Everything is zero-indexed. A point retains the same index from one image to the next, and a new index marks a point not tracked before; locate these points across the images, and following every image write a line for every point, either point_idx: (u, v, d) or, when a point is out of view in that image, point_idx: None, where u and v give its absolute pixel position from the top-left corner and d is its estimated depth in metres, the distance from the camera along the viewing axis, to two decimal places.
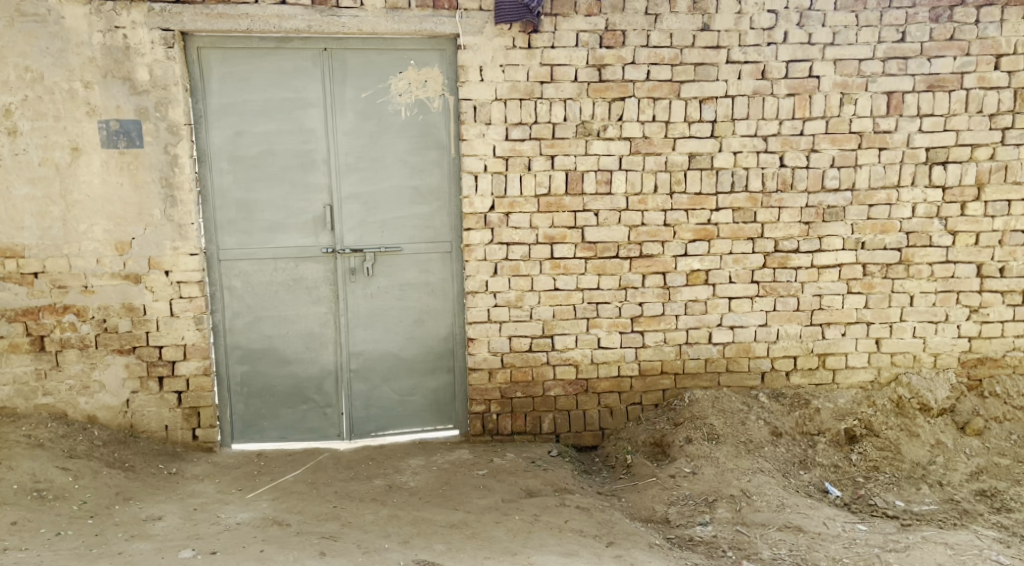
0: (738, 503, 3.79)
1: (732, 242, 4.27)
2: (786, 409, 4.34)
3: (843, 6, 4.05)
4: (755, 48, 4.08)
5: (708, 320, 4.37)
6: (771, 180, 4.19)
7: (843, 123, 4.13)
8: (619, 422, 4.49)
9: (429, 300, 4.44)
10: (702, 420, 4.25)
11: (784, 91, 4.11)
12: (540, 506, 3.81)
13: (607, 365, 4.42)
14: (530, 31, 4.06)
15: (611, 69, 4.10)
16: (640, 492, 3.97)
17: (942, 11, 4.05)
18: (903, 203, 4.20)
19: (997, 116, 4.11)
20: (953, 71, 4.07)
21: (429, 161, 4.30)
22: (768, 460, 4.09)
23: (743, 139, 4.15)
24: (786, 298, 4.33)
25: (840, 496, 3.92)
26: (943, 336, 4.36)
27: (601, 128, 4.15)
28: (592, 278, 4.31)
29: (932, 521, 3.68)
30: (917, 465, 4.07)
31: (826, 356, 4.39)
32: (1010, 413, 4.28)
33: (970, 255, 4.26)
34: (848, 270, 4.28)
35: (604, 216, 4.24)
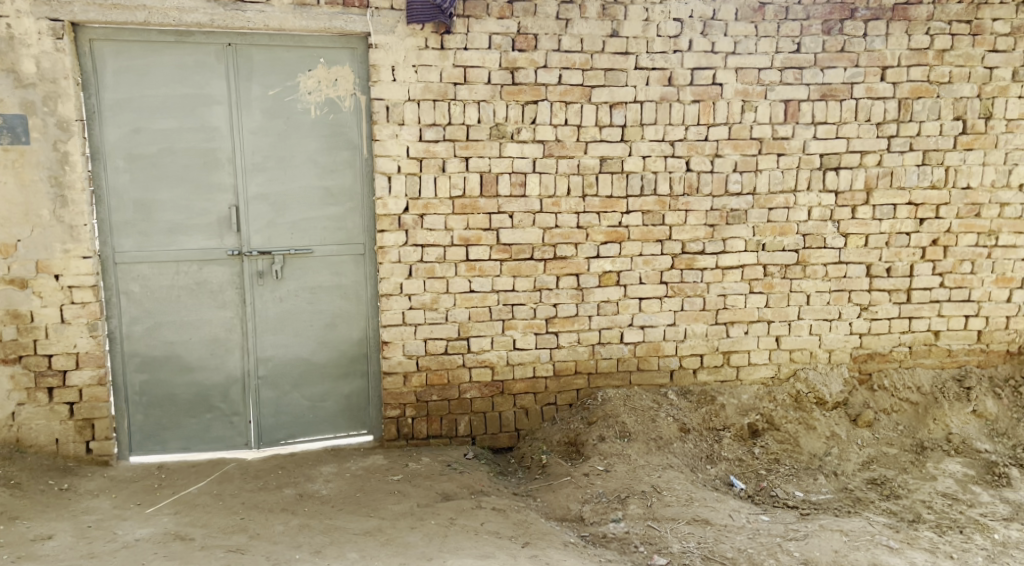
0: (649, 499, 3.87)
1: (643, 244, 4.37)
2: (694, 406, 4.48)
3: (744, 17, 4.19)
4: (662, 55, 4.19)
5: (620, 320, 4.45)
6: (678, 183, 4.31)
7: (744, 130, 4.27)
8: (535, 423, 4.53)
9: (342, 303, 4.35)
10: (614, 418, 4.34)
11: (690, 97, 4.23)
12: (457, 509, 3.79)
13: (523, 367, 4.44)
14: (442, 32, 4.05)
15: (524, 72, 4.13)
16: (555, 491, 4.01)
17: (834, 23, 4.21)
18: (800, 206, 4.37)
19: (884, 124, 4.30)
20: (844, 81, 4.25)
21: (340, 162, 4.21)
22: (676, 456, 4.22)
23: (652, 143, 4.26)
24: (693, 298, 4.46)
25: (744, 488, 4.08)
26: (837, 334, 4.55)
27: (515, 130, 4.17)
28: (507, 280, 4.32)
29: (828, 509, 3.88)
30: (814, 457, 4.28)
31: (731, 354, 4.54)
32: (897, 405, 4.53)
33: (861, 256, 4.45)
34: (750, 271, 4.44)
35: (518, 218, 4.26)
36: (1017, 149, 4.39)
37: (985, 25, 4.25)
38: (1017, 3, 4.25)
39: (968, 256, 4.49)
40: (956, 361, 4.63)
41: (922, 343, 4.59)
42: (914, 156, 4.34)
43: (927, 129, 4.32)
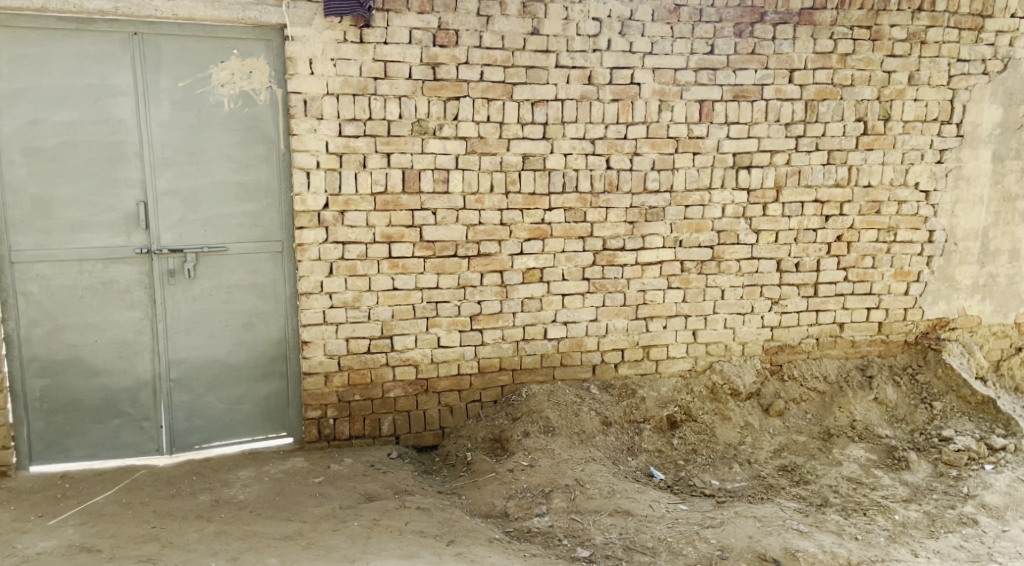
0: (572, 492, 3.92)
1: (565, 241, 4.41)
2: (615, 399, 4.56)
3: (660, 18, 4.28)
4: (582, 54, 4.23)
5: (543, 317, 4.49)
6: (599, 181, 4.37)
7: (661, 129, 4.37)
8: (459, 420, 4.52)
9: (259, 302, 4.23)
10: (538, 414, 4.38)
11: (610, 96, 4.29)
12: (380, 510, 3.74)
13: (447, 364, 4.43)
14: (361, 25, 3.98)
15: (445, 68, 4.10)
16: (480, 488, 4.01)
17: (744, 26, 4.34)
18: (714, 204, 4.50)
19: (792, 125, 4.46)
20: (755, 82, 4.39)
21: (256, 156, 4.09)
22: (599, 449, 4.30)
23: (573, 141, 4.30)
24: (614, 294, 4.53)
25: (663, 479, 4.19)
26: (750, 327, 4.70)
27: (437, 127, 4.15)
28: (430, 277, 4.30)
29: (743, 496, 4.02)
30: (729, 446, 4.45)
31: (650, 348, 4.64)
32: (806, 394, 4.72)
33: (772, 251, 4.61)
34: (668, 267, 4.54)
35: (441, 215, 4.23)
36: (913, 150, 4.61)
37: (883, 31, 4.44)
38: (912, 10, 4.45)
39: (869, 251, 4.69)
40: (859, 351, 4.84)
41: (828, 335, 4.78)
42: (819, 156, 4.52)
43: (831, 130, 4.50)
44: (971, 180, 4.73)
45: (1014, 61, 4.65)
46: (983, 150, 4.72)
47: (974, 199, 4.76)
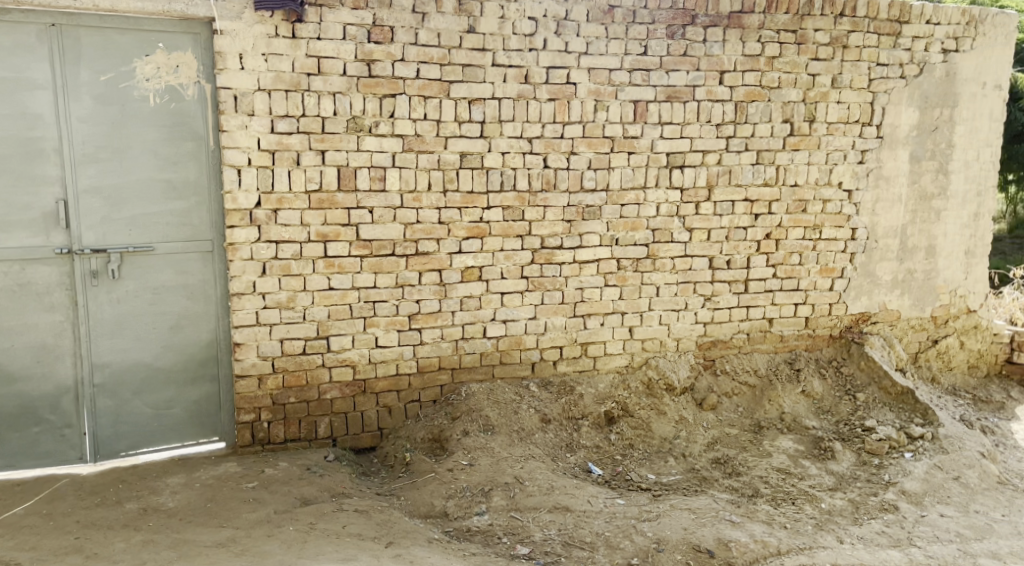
0: (512, 490, 3.93)
1: (503, 240, 4.42)
2: (554, 396, 4.59)
3: (594, 19, 4.32)
4: (518, 53, 4.24)
5: (482, 315, 4.48)
6: (536, 180, 4.39)
7: (597, 128, 4.42)
8: (398, 421, 4.48)
9: (189, 303, 4.10)
10: (477, 412, 4.37)
11: (546, 95, 4.31)
12: (317, 514, 3.67)
13: (385, 364, 4.38)
14: (293, 20, 3.90)
15: (380, 65, 4.06)
16: (419, 489, 3.98)
17: (676, 28, 4.41)
18: (649, 203, 4.57)
19: (723, 125, 4.57)
20: (687, 84, 4.47)
21: (184, 153, 3.97)
22: (538, 446, 4.32)
23: (510, 140, 4.31)
24: (552, 292, 4.56)
25: (601, 474, 4.24)
26: (684, 323, 4.79)
27: (372, 124, 4.10)
28: (367, 276, 4.24)
29: (678, 490, 4.09)
30: (664, 440, 4.53)
31: (588, 345, 4.69)
32: (738, 388, 4.85)
33: (705, 249, 4.71)
34: (605, 264, 4.60)
35: (378, 214, 4.19)
36: (836, 151, 4.78)
37: (808, 35, 4.58)
38: (835, 15, 4.59)
39: (796, 249, 4.84)
40: (788, 345, 4.99)
41: (758, 330, 4.92)
42: (749, 156, 4.64)
43: (760, 130, 4.63)
44: (890, 180, 4.93)
45: (929, 66, 4.85)
46: (901, 151, 4.92)
47: (893, 198, 4.96)
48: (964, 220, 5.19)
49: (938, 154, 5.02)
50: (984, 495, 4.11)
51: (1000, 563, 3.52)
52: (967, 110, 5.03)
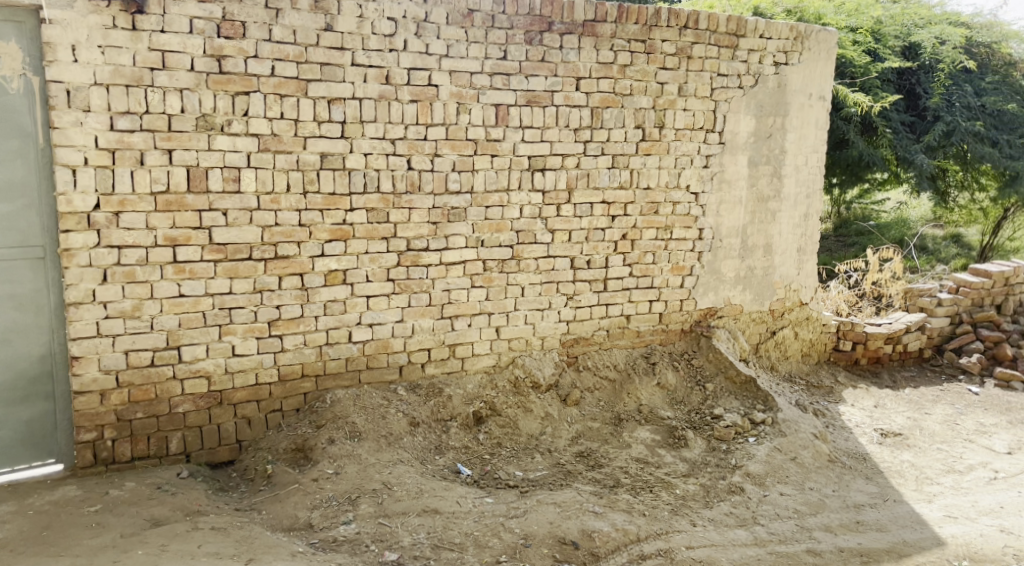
0: (379, 496, 3.88)
1: (368, 242, 4.34)
2: (422, 399, 4.57)
3: (454, 22, 4.31)
4: (377, 53, 4.18)
5: (347, 319, 4.39)
6: (401, 181, 4.35)
7: (460, 131, 4.43)
8: (258, 432, 4.31)
9: (17, 315, 3.76)
10: (344, 419, 4.29)
11: (408, 96, 4.28)
12: (169, 535, 3.44)
13: (243, 374, 4.20)
14: (133, 11, 3.66)
15: (232, 61, 3.88)
16: (282, 501, 3.84)
17: (534, 34, 4.49)
18: (513, 204, 4.65)
19: (580, 130, 4.72)
20: (545, 89, 4.58)
21: (8, 152, 3.62)
22: (406, 450, 4.29)
23: (373, 141, 4.25)
24: (418, 294, 4.53)
25: (470, 474, 4.27)
26: (548, 322, 4.91)
27: (224, 122, 3.91)
28: (222, 282, 4.05)
29: (544, 485, 4.19)
30: (531, 437, 4.63)
31: (456, 347, 4.70)
32: (600, 383, 5.03)
33: (566, 249, 4.84)
34: (471, 266, 4.63)
35: (233, 216, 4.00)
36: (684, 156, 5.06)
37: (656, 45, 4.80)
38: (680, 27, 4.84)
39: (650, 248, 5.08)
40: (644, 340, 5.23)
41: (616, 326, 5.12)
42: (605, 160, 4.82)
43: (614, 136, 4.82)
44: (732, 183, 5.27)
45: (763, 77, 5.22)
46: (740, 156, 5.27)
47: (735, 200, 5.31)
48: (796, 220, 5.63)
49: (773, 159, 5.41)
50: (817, 473, 4.49)
51: (832, 535, 3.85)
52: (796, 119, 5.46)
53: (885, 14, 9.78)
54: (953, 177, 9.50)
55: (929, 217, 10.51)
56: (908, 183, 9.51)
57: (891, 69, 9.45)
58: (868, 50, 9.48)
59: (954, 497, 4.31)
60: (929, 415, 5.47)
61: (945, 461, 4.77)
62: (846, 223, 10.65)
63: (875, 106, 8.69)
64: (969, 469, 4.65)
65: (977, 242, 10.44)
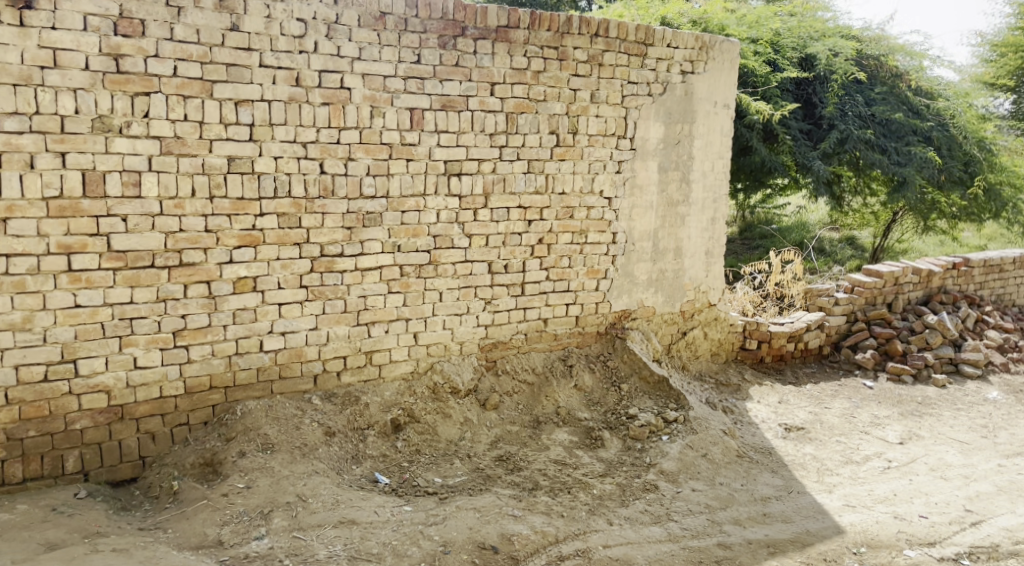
0: (293, 509, 3.78)
1: (279, 248, 4.23)
2: (338, 408, 4.49)
3: (366, 24, 4.24)
4: (287, 55, 4.07)
5: (258, 328, 4.26)
6: (313, 186, 4.25)
7: (374, 135, 4.37)
8: (163, 447, 4.14)
9: None
10: (255, 431, 4.17)
11: (319, 99, 4.19)
12: (65, 559, 3.23)
13: (146, 387, 4.02)
14: (20, 6, 3.45)
15: (130, 60, 3.71)
16: (189, 518, 3.67)
17: (448, 39, 4.48)
18: (429, 209, 4.62)
19: (496, 135, 4.74)
20: (460, 93, 4.57)
21: None
22: (321, 461, 4.21)
23: (283, 144, 4.14)
24: (333, 301, 4.44)
25: (388, 482, 4.21)
26: (466, 326, 4.90)
27: (123, 124, 3.74)
28: (123, 291, 3.87)
29: (463, 490, 4.17)
30: (450, 443, 4.61)
31: (372, 354, 4.63)
32: (518, 386, 5.05)
33: (483, 254, 4.85)
34: (387, 271, 4.57)
35: (134, 222, 3.83)
36: (597, 161, 5.15)
37: (569, 52, 4.87)
38: (591, 34, 4.92)
39: (566, 252, 5.15)
40: (561, 343, 5.29)
41: (534, 330, 5.16)
42: (521, 164, 4.86)
43: (529, 141, 4.86)
44: (643, 188, 5.40)
45: (671, 85, 5.37)
46: (651, 162, 5.40)
47: (646, 204, 5.44)
48: (704, 224, 5.82)
49: (682, 165, 5.57)
50: (727, 468, 4.64)
51: (741, 528, 3.99)
52: (702, 126, 5.63)
53: (783, 27, 10.25)
54: (846, 182, 9.97)
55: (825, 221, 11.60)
56: (807, 187, 9.88)
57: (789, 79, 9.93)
58: (767, 60, 9.89)
59: (852, 486, 4.53)
60: (829, 409, 5.74)
61: (843, 452, 5.02)
62: (751, 227, 11.55)
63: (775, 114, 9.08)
64: (866, 459, 4.91)
65: (868, 246, 11.44)
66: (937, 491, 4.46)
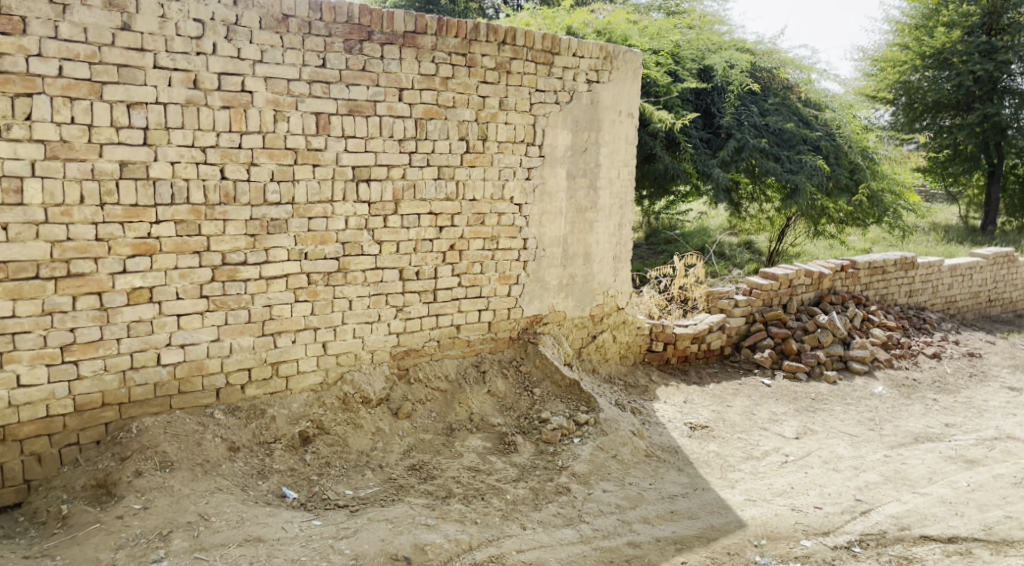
0: (195, 529, 3.62)
1: (177, 257, 4.06)
2: (243, 423, 4.35)
3: (268, 26, 4.13)
4: (183, 56, 3.91)
5: (155, 341, 4.07)
6: (214, 192, 4.10)
7: (278, 139, 4.26)
8: (51, 468, 3.90)
9: None
10: (154, 449, 3.98)
11: (219, 102, 4.05)
12: None
13: (31, 407, 3.79)
14: None
15: (10, 59, 3.49)
16: (80, 544, 3.46)
17: (354, 43, 4.41)
18: (337, 215, 4.53)
19: (405, 141, 4.70)
20: (367, 98, 4.52)
21: None
22: (226, 478, 4.07)
23: (181, 149, 3.97)
24: (237, 311, 4.29)
25: (296, 497, 4.09)
26: (377, 334, 4.83)
27: (2, 127, 3.51)
28: (3, 304, 3.63)
29: (375, 501, 4.10)
30: (361, 454, 4.53)
31: (279, 365, 4.50)
32: (431, 394, 5.02)
33: (394, 261, 4.80)
34: (294, 279, 4.45)
35: (15, 231, 3.60)
36: (507, 168, 5.18)
37: (477, 59, 4.89)
38: (499, 42, 4.96)
39: (478, 259, 5.16)
40: (474, 349, 5.29)
41: (446, 336, 5.14)
42: (431, 171, 4.84)
43: (439, 147, 4.85)
44: (552, 195, 5.47)
45: (577, 94, 5.47)
46: (560, 169, 5.48)
47: (556, 211, 5.52)
48: (612, 229, 5.94)
49: (589, 172, 5.67)
50: (636, 468, 4.75)
51: (649, 526, 4.08)
52: (608, 134, 5.74)
53: (683, 39, 10.58)
54: (742, 189, 10.57)
55: (725, 226, 12.21)
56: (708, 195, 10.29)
57: (688, 89, 10.28)
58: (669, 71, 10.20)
59: (752, 481, 4.72)
60: (731, 407, 5.97)
61: (745, 448, 5.22)
62: (655, 232, 12.00)
63: (676, 123, 9.37)
64: (765, 455, 5.12)
65: (764, 248, 12.00)
66: (830, 483, 4.70)
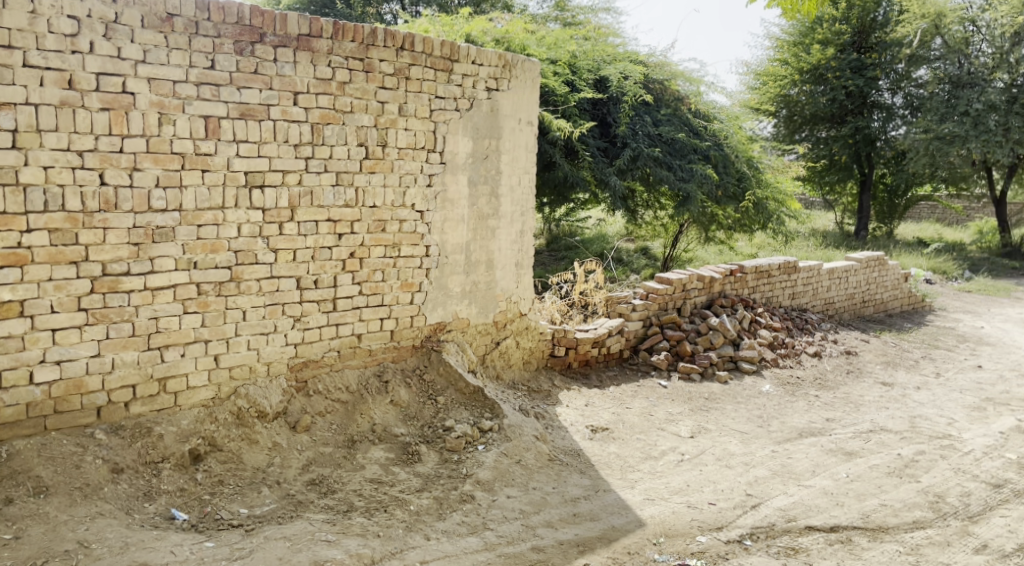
0: (74, 557, 3.39)
1: (52, 268, 3.81)
2: (127, 442, 4.10)
3: (151, 25, 3.94)
4: (57, 54, 3.69)
5: (27, 358, 3.81)
6: (92, 199, 3.87)
7: (164, 143, 4.06)
8: None
9: None
10: (26, 474, 3.73)
11: (97, 104, 3.82)
12: None
13: None
14: None
15: None
16: None
17: (244, 45, 4.26)
18: (229, 223, 4.36)
19: (300, 146, 4.58)
20: (260, 102, 4.37)
21: None
22: (108, 502, 3.83)
23: (55, 152, 3.73)
24: (119, 324, 4.06)
25: (186, 519, 3.90)
26: (273, 346, 4.68)
27: None
28: None
29: (272, 519, 3.96)
30: (257, 470, 4.37)
31: (167, 381, 4.28)
32: (331, 406, 4.90)
33: (290, 270, 4.66)
34: (182, 290, 4.25)
35: None
36: (408, 174, 5.14)
37: (374, 64, 4.82)
38: (397, 48, 4.91)
39: (379, 266, 5.08)
40: (376, 359, 5.21)
41: (347, 346, 5.03)
42: (328, 177, 4.73)
43: (337, 153, 4.75)
44: (454, 202, 5.46)
45: (477, 102, 5.48)
46: (461, 176, 5.48)
47: (458, 218, 5.51)
48: (514, 236, 5.98)
49: (490, 179, 5.69)
50: (539, 472, 4.79)
51: (552, 529, 4.12)
52: (509, 141, 5.78)
53: (580, 49, 10.71)
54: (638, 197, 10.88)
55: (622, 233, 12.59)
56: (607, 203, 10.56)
57: (586, 99, 10.48)
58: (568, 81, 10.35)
59: (651, 480, 4.84)
60: (630, 409, 6.12)
61: (643, 448, 5.36)
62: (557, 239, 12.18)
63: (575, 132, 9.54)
64: (663, 454, 5.28)
65: (660, 254, 12.40)
66: (723, 479, 4.89)
